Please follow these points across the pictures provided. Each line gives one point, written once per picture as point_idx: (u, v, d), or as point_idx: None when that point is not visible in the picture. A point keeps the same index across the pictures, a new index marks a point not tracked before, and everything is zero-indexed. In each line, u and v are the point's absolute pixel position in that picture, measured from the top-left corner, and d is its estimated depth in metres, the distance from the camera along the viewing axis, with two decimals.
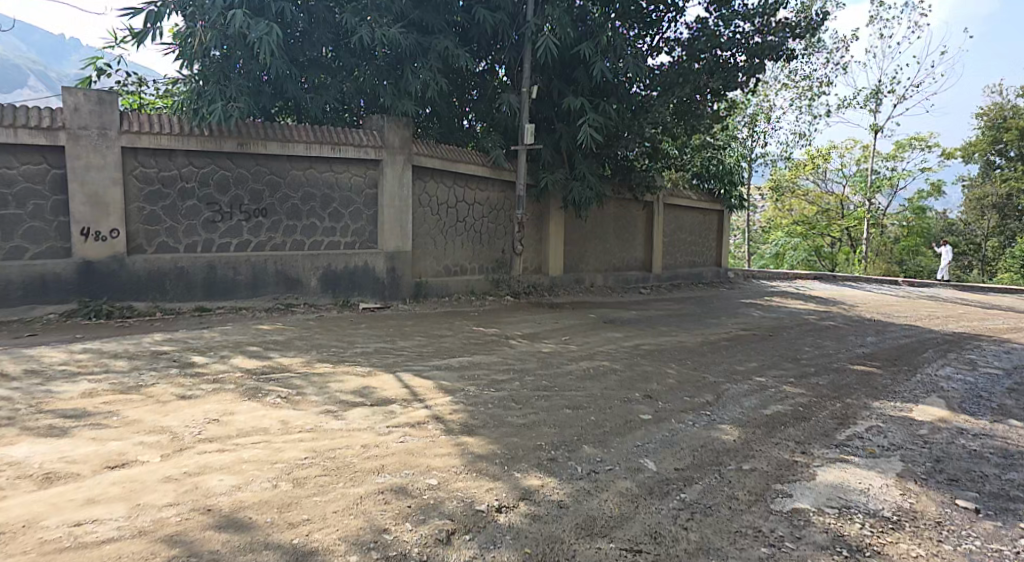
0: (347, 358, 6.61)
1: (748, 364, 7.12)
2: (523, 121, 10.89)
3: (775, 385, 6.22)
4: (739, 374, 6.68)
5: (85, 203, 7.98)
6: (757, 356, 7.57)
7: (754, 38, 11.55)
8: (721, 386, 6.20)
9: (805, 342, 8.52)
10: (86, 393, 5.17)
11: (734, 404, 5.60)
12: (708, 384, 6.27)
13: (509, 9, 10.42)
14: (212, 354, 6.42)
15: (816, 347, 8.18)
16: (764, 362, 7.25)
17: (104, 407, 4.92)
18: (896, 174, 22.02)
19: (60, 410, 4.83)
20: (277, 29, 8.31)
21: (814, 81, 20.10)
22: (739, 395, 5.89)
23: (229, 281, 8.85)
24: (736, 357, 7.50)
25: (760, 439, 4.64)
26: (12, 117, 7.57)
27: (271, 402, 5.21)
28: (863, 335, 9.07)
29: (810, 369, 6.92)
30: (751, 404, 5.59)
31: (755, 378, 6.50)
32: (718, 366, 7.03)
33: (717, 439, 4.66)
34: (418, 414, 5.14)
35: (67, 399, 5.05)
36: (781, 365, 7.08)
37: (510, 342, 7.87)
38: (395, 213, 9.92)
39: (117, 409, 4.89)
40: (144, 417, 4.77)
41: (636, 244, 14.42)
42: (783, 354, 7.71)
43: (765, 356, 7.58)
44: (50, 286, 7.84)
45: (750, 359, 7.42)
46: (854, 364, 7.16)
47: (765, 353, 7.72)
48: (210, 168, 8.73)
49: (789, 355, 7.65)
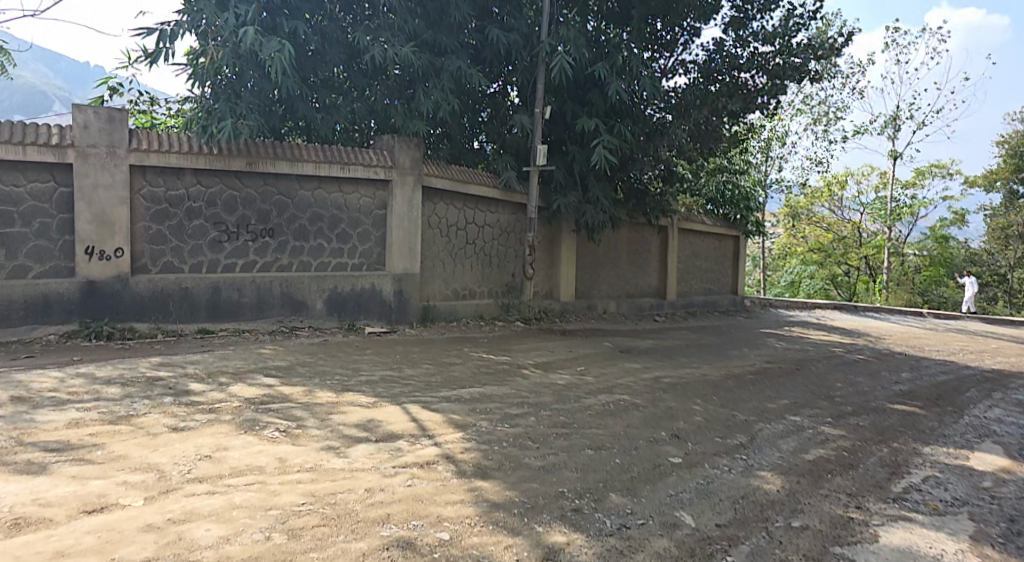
0: (351, 387, 6.19)
1: (779, 402, 6.68)
2: (536, 142, 10.55)
3: (812, 426, 5.83)
4: (771, 412, 6.25)
5: (90, 221, 7.65)
6: (787, 392, 7.14)
7: (774, 59, 11.28)
8: (754, 426, 5.78)
9: (837, 378, 8.05)
10: (73, 423, 4.76)
11: (770, 447, 5.21)
12: (739, 424, 5.83)
13: (523, 29, 10.19)
14: (211, 382, 6.00)
15: (849, 383, 7.71)
16: (796, 399, 6.81)
17: (90, 439, 4.51)
18: (916, 202, 21.69)
19: (42, 443, 4.42)
20: (290, 47, 8.01)
21: (830, 106, 19.82)
22: (774, 437, 5.49)
23: (233, 303, 8.48)
24: (765, 393, 7.04)
25: (807, 490, 4.36)
26: (20, 134, 7.29)
27: (269, 436, 4.79)
28: (897, 371, 8.59)
29: (847, 410, 6.48)
30: (789, 449, 5.18)
31: (790, 418, 6.07)
32: (747, 403, 6.58)
33: (759, 489, 4.34)
34: (427, 453, 4.72)
35: (52, 429, 4.64)
36: (815, 404, 6.63)
37: (523, 372, 7.43)
38: (403, 234, 9.56)
39: (104, 442, 4.48)
40: (132, 452, 4.36)
41: (650, 270, 14.00)
42: (816, 391, 7.26)
43: (796, 392, 7.14)
44: (53, 307, 7.49)
45: (781, 396, 6.98)
46: (893, 404, 6.73)
47: (795, 389, 7.29)
48: (217, 188, 8.41)
49: (822, 392, 7.20)
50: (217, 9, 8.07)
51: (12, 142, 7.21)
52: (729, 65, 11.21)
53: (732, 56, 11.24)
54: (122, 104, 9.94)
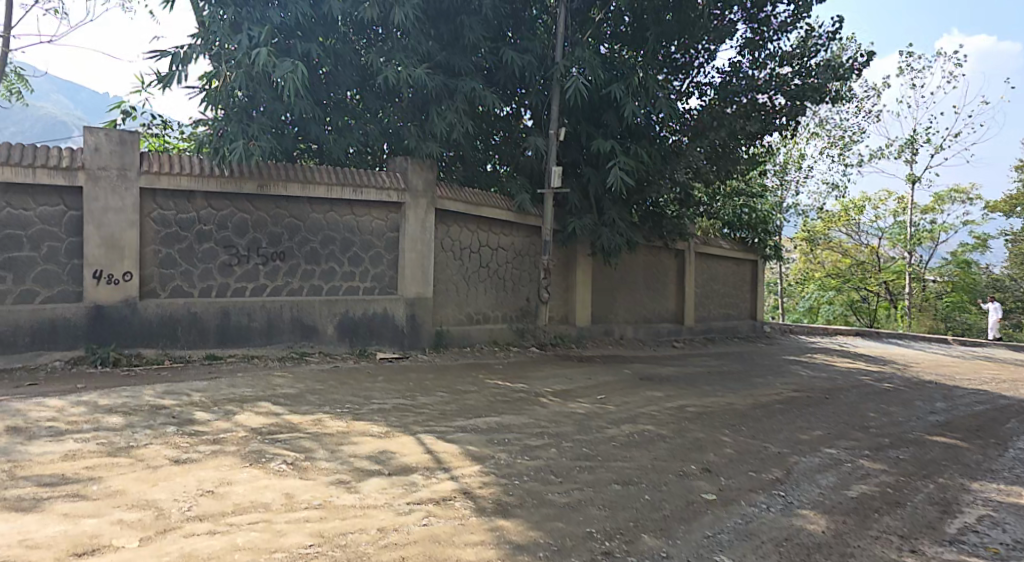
0: (363, 416, 5.90)
1: (812, 433, 6.34)
2: (551, 164, 10.32)
3: (851, 460, 5.49)
4: (805, 445, 5.91)
5: (99, 245, 7.46)
6: (819, 423, 6.78)
7: (792, 81, 11.04)
8: (788, 459, 5.48)
9: (870, 407, 7.68)
10: (70, 456, 4.50)
11: (808, 483, 4.91)
12: (772, 457, 5.51)
13: (538, 51, 10.01)
14: (217, 411, 5.73)
15: (883, 414, 7.35)
16: (830, 431, 6.46)
17: (86, 473, 4.24)
18: (936, 226, 21.38)
19: (35, 477, 4.15)
20: (304, 68, 7.84)
21: (845, 130, 19.53)
22: (812, 471, 5.19)
23: (243, 327, 8.26)
24: (796, 424, 6.69)
25: (855, 531, 4.04)
26: (30, 156, 7.13)
27: (275, 469, 4.50)
28: (932, 401, 8.20)
29: (886, 442, 6.12)
30: (828, 484, 4.88)
31: (825, 451, 5.73)
32: (778, 434, 6.24)
33: (802, 530, 4.03)
34: (444, 488, 4.42)
35: (47, 462, 4.38)
36: (850, 436, 6.28)
37: (541, 400, 7.11)
38: (416, 258, 9.35)
39: (101, 476, 4.21)
40: (130, 488, 4.08)
41: (668, 295, 13.70)
42: (849, 421, 6.90)
43: (829, 423, 6.78)
44: (60, 332, 7.28)
45: (812, 427, 6.63)
46: (933, 436, 6.37)
47: (827, 420, 6.93)
48: (227, 211, 8.23)
49: (856, 423, 6.84)
50: (230, 31, 7.94)
51: (23, 165, 7.06)
52: (745, 87, 10.98)
53: (748, 78, 11.02)
54: (136, 127, 9.81)
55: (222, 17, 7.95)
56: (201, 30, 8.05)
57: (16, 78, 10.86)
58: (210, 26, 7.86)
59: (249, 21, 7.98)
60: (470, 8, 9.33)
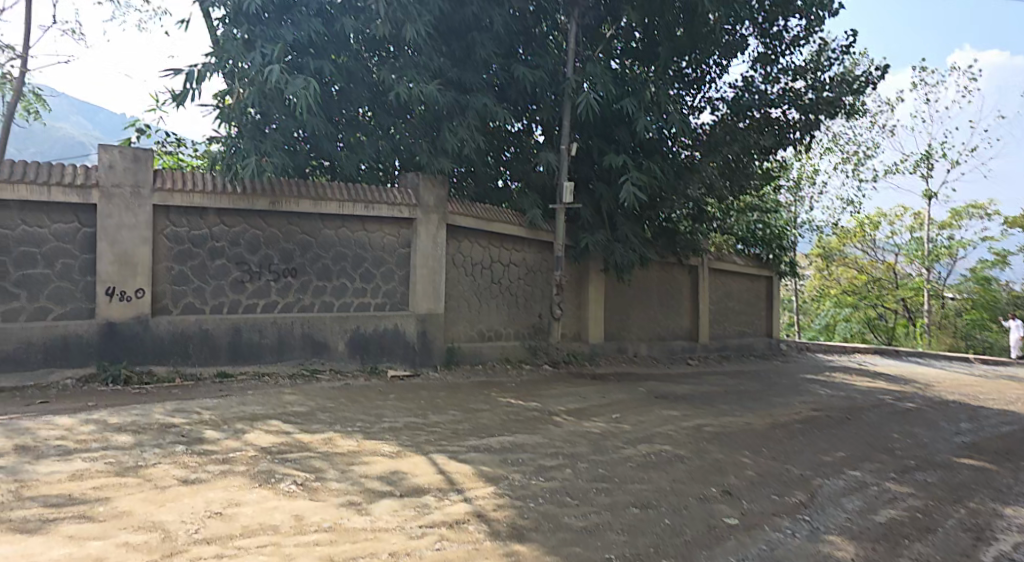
0: (374, 435, 5.80)
1: (834, 455, 6.18)
2: (563, 180, 10.26)
3: (876, 482, 5.34)
4: (828, 467, 5.75)
5: (112, 262, 7.44)
6: (841, 444, 6.61)
7: (806, 95, 10.95)
8: (811, 482, 5.33)
9: (893, 428, 7.50)
10: (77, 476, 4.42)
11: (833, 507, 4.79)
12: (794, 479, 5.37)
13: (549, 67, 9.97)
14: (226, 429, 5.64)
15: (907, 434, 7.17)
16: (853, 452, 6.29)
17: (93, 494, 4.16)
18: (954, 242, 21.11)
19: (42, 498, 4.07)
20: (316, 85, 7.85)
21: (860, 146, 19.36)
22: (837, 494, 5.05)
23: (254, 344, 8.21)
24: (818, 445, 6.53)
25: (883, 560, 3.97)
26: (45, 174, 7.14)
27: (285, 490, 4.41)
28: (957, 421, 8.00)
29: (912, 464, 5.95)
30: (854, 508, 4.78)
31: (850, 473, 5.56)
32: (799, 456, 6.09)
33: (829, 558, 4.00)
34: (457, 510, 4.31)
35: (54, 482, 4.30)
36: (874, 457, 6.11)
37: (555, 419, 6.98)
38: (427, 274, 9.29)
39: (109, 497, 4.12)
40: (137, 509, 4.00)
41: (682, 312, 13.55)
42: (872, 442, 6.73)
43: (851, 444, 6.61)
44: (72, 349, 7.25)
45: (835, 448, 6.46)
46: (960, 458, 6.19)
47: (849, 441, 6.76)
48: (240, 228, 8.20)
49: (880, 444, 6.67)
50: (244, 49, 7.98)
51: (38, 183, 7.05)
52: (759, 102, 10.91)
53: (761, 93, 10.96)
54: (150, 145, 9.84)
55: (237, 36, 8.00)
56: (215, 48, 8.10)
57: (35, 99, 10.95)
58: (224, 45, 7.91)
59: (262, 39, 8.02)
60: (481, 25, 9.34)
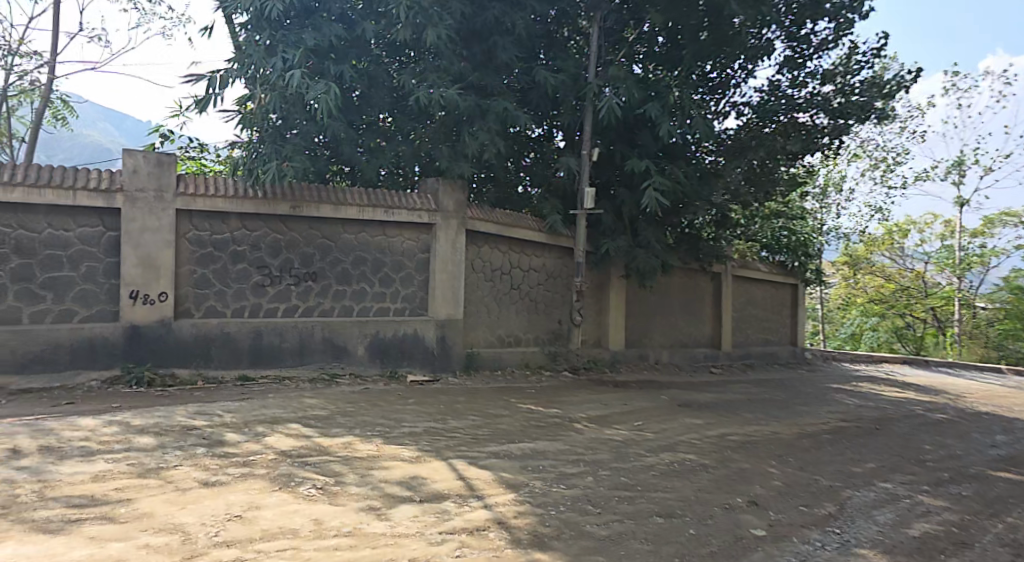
0: (394, 440, 5.76)
1: (864, 466, 6.04)
2: (584, 185, 10.18)
3: (908, 495, 5.26)
4: (857, 478, 5.65)
5: (136, 266, 7.50)
6: (871, 455, 6.46)
7: (835, 99, 10.74)
8: (840, 493, 5.25)
9: (924, 439, 7.32)
10: (99, 477, 4.43)
11: (864, 519, 4.74)
12: (823, 490, 5.30)
13: (572, 70, 9.87)
14: (247, 432, 5.64)
15: (938, 446, 6.99)
16: (884, 463, 6.15)
17: (115, 495, 4.16)
18: (987, 250, 20.56)
19: (64, 499, 4.08)
20: (337, 90, 7.83)
21: (889, 152, 19.05)
22: (867, 506, 4.99)
23: (275, 348, 8.23)
24: (845, 456, 6.38)
25: None
26: (71, 178, 7.22)
27: (305, 494, 4.38)
28: (990, 433, 7.80)
29: (945, 476, 5.84)
30: (885, 520, 4.73)
31: (881, 485, 5.47)
32: (828, 466, 5.96)
33: None
34: (477, 517, 4.25)
35: (77, 483, 4.31)
36: (906, 469, 5.98)
37: (576, 426, 6.89)
38: (447, 279, 9.27)
39: (130, 498, 4.13)
40: (158, 510, 3.99)
41: (704, 319, 13.38)
42: (903, 453, 6.59)
43: (881, 455, 6.46)
44: (97, 352, 7.32)
45: (865, 459, 6.32)
46: (995, 472, 6.06)
47: (880, 452, 6.60)
48: (261, 232, 8.22)
49: (911, 456, 6.51)
50: (266, 55, 7.98)
51: (64, 188, 7.13)
52: (787, 105, 10.78)
53: (789, 97, 10.79)
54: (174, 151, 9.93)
55: (259, 41, 8.06)
56: (238, 54, 8.14)
57: (64, 106, 11.09)
58: (247, 51, 7.95)
59: (283, 43, 7.96)
60: (503, 28, 9.27)
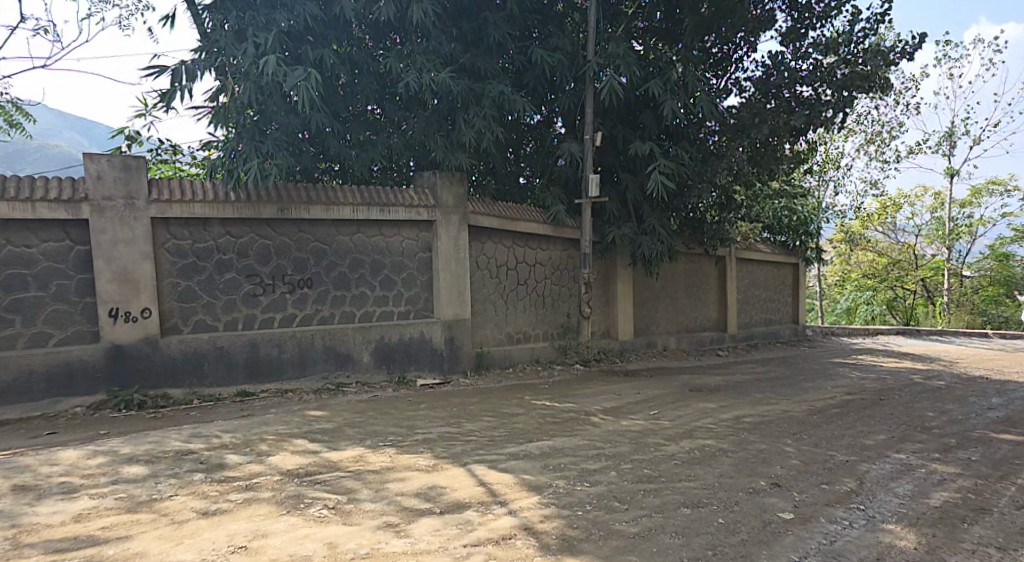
0: (408, 449, 5.49)
1: (876, 437, 5.91)
2: (587, 171, 9.90)
3: (920, 464, 5.22)
4: (870, 451, 5.52)
5: (112, 281, 7.17)
6: (880, 426, 6.31)
7: (839, 69, 10.21)
8: (857, 467, 5.13)
9: (925, 406, 7.21)
10: (83, 516, 4.15)
11: (884, 492, 4.65)
12: (841, 465, 5.16)
13: (568, 48, 9.59)
14: (248, 453, 5.36)
15: (941, 412, 6.92)
16: (893, 434, 6.03)
17: (103, 535, 3.90)
18: (976, 221, 20.38)
19: (47, 545, 3.82)
20: (316, 75, 7.50)
21: (882, 125, 18.75)
22: (884, 479, 4.90)
23: (275, 361, 7.96)
24: (859, 429, 6.20)
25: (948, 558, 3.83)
26: (27, 190, 6.83)
27: (316, 515, 4.12)
28: (986, 396, 7.77)
29: (952, 442, 5.84)
30: (905, 493, 4.65)
31: (894, 456, 5.40)
32: (840, 440, 5.81)
33: (894, 549, 3.92)
34: (502, 525, 4.03)
35: (58, 525, 4.04)
36: (915, 438, 5.93)
37: (593, 420, 6.61)
38: (451, 278, 9.02)
39: (121, 538, 3.87)
40: (152, 550, 3.75)
41: (709, 302, 13.14)
42: (907, 421, 6.52)
43: (889, 425, 6.32)
44: (77, 376, 7.01)
45: (875, 430, 6.17)
46: (997, 434, 6.11)
47: (886, 422, 6.46)
48: (247, 238, 7.91)
49: (916, 424, 6.41)
50: (234, 41, 7.64)
51: (21, 200, 6.76)
52: (787, 79, 10.34)
53: (792, 69, 10.35)
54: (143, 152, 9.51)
55: (226, 27, 7.71)
56: (204, 43, 7.78)
57: (15, 107, 10.76)
58: (213, 38, 7.65)
59: (253, 27, 7.68)
60: (494, 4, 9.06)
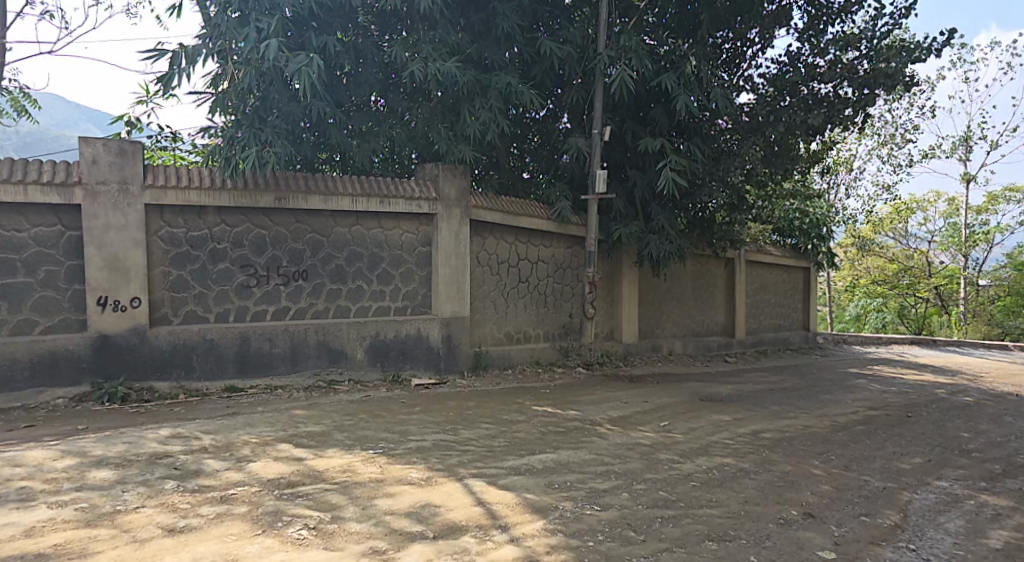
0: (400, 459, 5.09)
1: (911, 461, 5.53)
2: (595, 166, 9.41)
3: (969, 495, 4.85)
4: (909, 477, 5.14)
5: (102, 267, 6.76)
6: (913, 447, 5.92)
7: (861, 67, 9.80)
8: (898, 496, 4.75)
9: (959, 426, 6.82)
10: (38, 528, 3.75)
11: (934, 529, 4.27)
12: (878, 493, 4.78)
13: (578, 39, 9.10)
14: (229, 458, 4.95)
15: (977, 433, 6.53)
16: (930, 457, 5.65)
17: (55, 554, 3.50)
18: (992, 228, 20.04)
19: None
20: (320, 60, 7.06)
21: (897, 127, 18.40)
22: (931, 512, 4.52)
23: (265, 355, 7.55)
24: (891, 450, 5.82)
25: None
26: (20, 171, 6.42)
27: (294, 537, 3.72)
28: (1023, 416, 7.38)
29: (998, 469, 5.47)
30: (958, 530, 4.26)
31: (936, 484, 5.02)
32: (872, 463, 5.43)
33: None
34: (504, 555, 3.63)
35: (9, 539, 3.63)
36: (954, 462, 5.55)
37: (598, 431, 6.21)
38: (451, 274, 8.61)
39: (75, 558, 3.47)
40: None
41: (717, 307, 12.73)
42: (943, 442, 6.14)
43: (924, 447, 5.94)
44: (61, 366, 6.60)
45: (909, 452, 5.79)
46: None
47: (919, 443, 6.08)
48: (243, 227, 7.50)
49: (955, 446, 6.04)
50: (237, 26, 7.18)
51: (12, 183, 6.34)
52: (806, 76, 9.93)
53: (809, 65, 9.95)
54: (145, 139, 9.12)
55: (227, 11, 7.22)
56: (207, 27, 7.30)
57: (22, 94, 10.37)
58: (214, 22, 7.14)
59: (256, 11, 7.18)
60: None
